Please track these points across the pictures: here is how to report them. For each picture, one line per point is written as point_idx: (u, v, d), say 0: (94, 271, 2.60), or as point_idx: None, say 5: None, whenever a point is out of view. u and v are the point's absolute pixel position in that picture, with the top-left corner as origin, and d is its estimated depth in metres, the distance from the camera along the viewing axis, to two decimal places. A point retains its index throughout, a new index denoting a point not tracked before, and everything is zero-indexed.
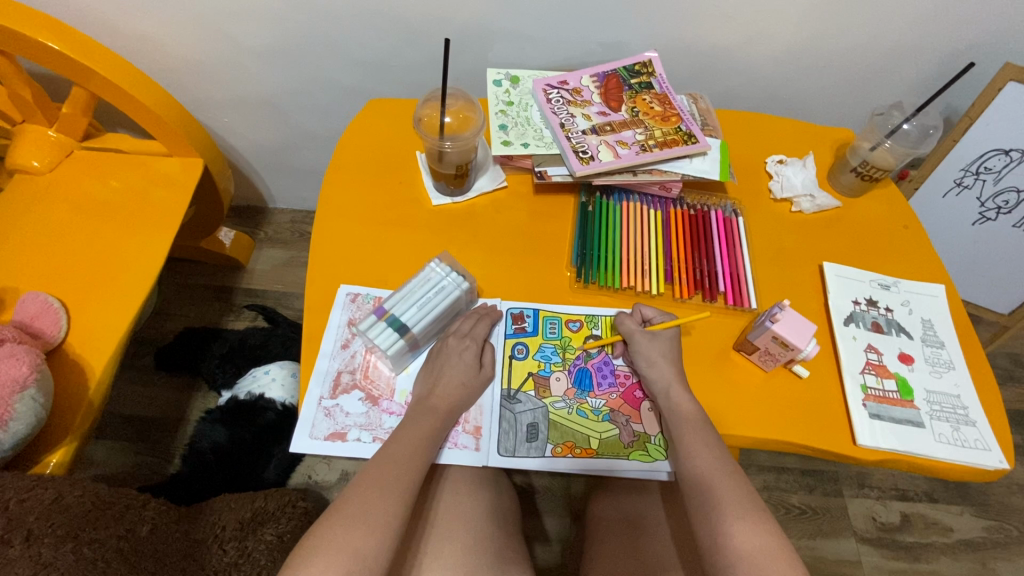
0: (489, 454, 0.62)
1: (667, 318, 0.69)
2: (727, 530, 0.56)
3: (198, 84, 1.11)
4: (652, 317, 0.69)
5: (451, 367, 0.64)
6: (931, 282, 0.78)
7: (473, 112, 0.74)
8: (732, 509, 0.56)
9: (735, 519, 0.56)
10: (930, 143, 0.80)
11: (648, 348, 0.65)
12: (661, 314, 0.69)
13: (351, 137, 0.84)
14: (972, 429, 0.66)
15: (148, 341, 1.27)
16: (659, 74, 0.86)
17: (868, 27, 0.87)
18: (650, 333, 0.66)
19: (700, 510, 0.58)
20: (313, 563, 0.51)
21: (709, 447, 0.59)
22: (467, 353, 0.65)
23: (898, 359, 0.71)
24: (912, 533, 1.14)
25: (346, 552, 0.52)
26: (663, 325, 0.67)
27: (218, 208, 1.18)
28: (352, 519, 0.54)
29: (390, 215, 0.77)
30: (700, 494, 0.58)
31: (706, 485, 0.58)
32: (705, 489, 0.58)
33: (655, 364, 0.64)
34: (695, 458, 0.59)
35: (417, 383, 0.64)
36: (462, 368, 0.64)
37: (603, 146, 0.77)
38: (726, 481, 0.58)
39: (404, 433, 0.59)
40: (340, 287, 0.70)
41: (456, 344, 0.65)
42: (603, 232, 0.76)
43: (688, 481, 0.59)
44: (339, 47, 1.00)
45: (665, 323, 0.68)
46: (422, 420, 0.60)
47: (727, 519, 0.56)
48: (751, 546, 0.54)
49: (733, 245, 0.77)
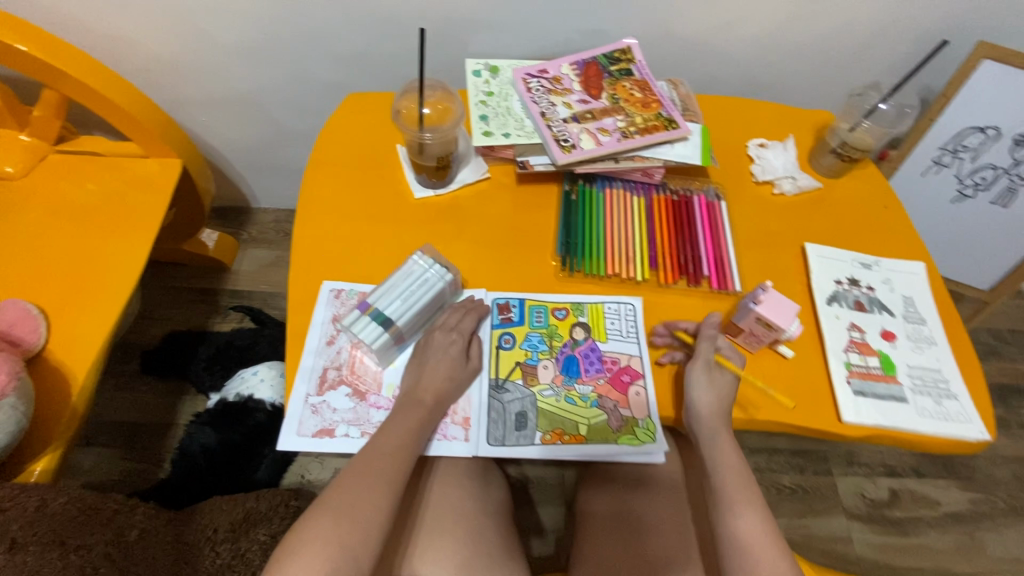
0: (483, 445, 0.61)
1: (735, 358, 0.66)
2: (730, 519, 0.59)
3: (174, 82, 1.10)
4: (729, 351, 0.66)
5: (436, 360, 0.63)
6: (912, 260, 0.79)
7: (452, 102, 0.73)
8: (737, 506, 0.59)
9: (739, 514, 0.59)
10: (907, 121, 0.82)
11: (700, 383, 0.63)
12: (734, 353, 0.66)
13: (330, 131, 0.83)
14: (954, 402, 0.68)
15: (133, 346, 1.25)
16: (639, 60, 0.85)
17: (843, 10, 0.88)
18: (714, 367, 0.64)
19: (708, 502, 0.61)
20: (300, 556, 0.51)
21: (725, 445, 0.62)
22: (453, 347, 0.64)
23: (880, 337, 0.72)
24: (901, 508, 1.16)
25: (330, 546, 0.51)
26: (730, 365, 0.64)
27: (200, 208, 1.17)
28: (340, 512, 0.53)
29: (373, 210, 0.77)
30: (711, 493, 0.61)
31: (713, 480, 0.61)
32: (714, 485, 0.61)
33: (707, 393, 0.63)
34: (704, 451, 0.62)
35: (403, 376, 0.63)
36: (448, 362, 0.63)
37: (584, 134, 0.77)
38: (734, 479, 0.61)
39: (399, 424, 0.59)
40: (324, 283, 0.70)
41: (446, 337, 0.65)
42: (586, 221, 0.77)
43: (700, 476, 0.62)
44: (317, 42, 0.99)
45: (731, 364, 0.64)
46: (409, 414, 0.59)
47: (730, 512, 0.59)
48: (754, 541, 0.57)
49: (715, 229, 0.78)
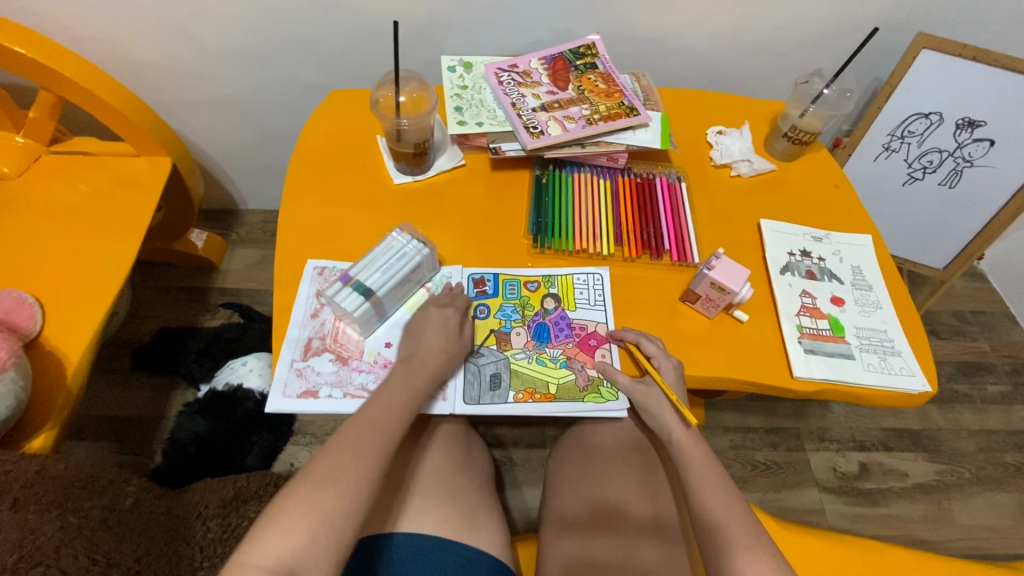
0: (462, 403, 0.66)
1: (665, 362, 0.67)
2: (736, 561, 0.58)
3: (166, 86, 1.14)
4: (652, 351, 0.68)
5: (431, 335, 0.66)
6: (859, 233, 0.85)
7: (426, 92, 0.79)
8: (740, 546, 0.58)
9: (745, 555, 0.58)
10: (848, 104, 0.87)
11: (648, 401, 0.68)
12: (660, 354, 0.67)
13: (314, 124, 0.88)
14: (898, 358, 0.73)
15: (123, 344, 1.28)
16: (603, 55, 0.91)
17: (790, 6, 0.96)
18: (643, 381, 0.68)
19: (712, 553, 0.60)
20: (282, 524, 0.53)
21: (709, 480, 0.64)
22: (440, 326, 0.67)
23: (830, 302, 0.77)
24: (871, 480, 1.21)
25: (306, 512, 0.54)
26: (658, 373, 0.66)
27: (190, 207, 1.21)
28: (323, 480, 0.56)
29: (355, 195, 0.81)
30: (709, 533, 0.61)
31: (716, 526, 0.61)
32: (715, 531, 0.61)
33: (665, 407, 0.67)
34: (704, 499, 0.63)
35: (400, 348, 0.67)
36: (443, 335, 0.67)
37: (552, 121, 0.83)
38: (735, 523, 0.60)
39: (381, 399, 0.62)
40: (308, 261, 0.74)
41: (434, 313, 0.68)
42: (556, 202, 0.82)
43: (701, 525, 0.62)
44: (302, 44, 1.05)
45: (659, 369, 0.67)
46: (403, 383, 0.63)
47: (734, 555, 0.58)
48: None
49: (676, 207, 0.83)
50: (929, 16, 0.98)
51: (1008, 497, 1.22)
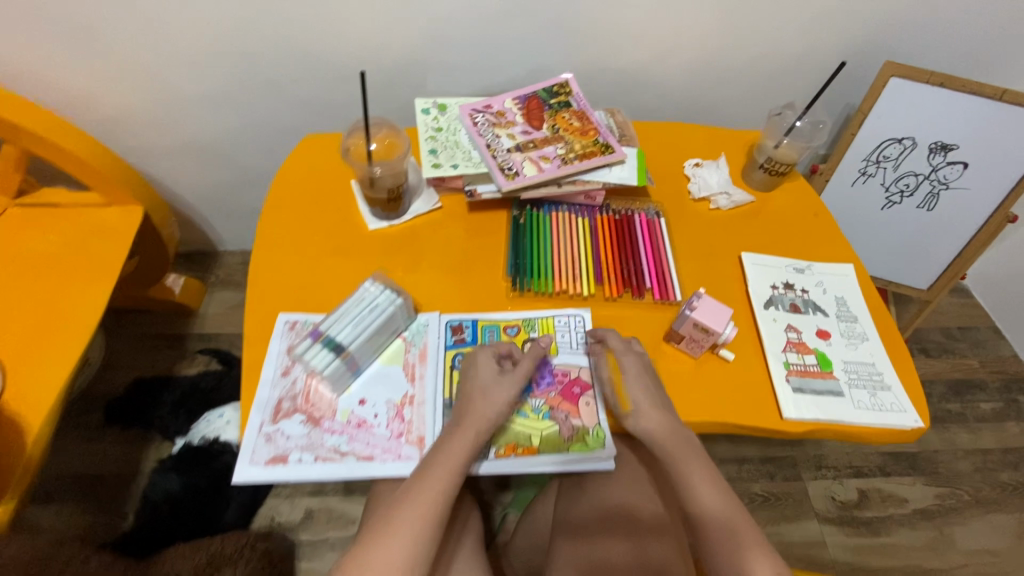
0: (493, 462, 0.63)
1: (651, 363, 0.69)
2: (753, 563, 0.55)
3: (138, 132, 1.13)
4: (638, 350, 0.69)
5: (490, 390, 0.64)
6: (841, 262, 0.85)
7: (398, 138, 0.78)
8: (754, 548, 0.57)
9: (757, 555, 0.56)
10: (823, 135, 0.89)
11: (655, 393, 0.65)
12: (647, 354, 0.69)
13: (287, 171, 0.86)
14: (888, 393, 0.71)
15: (97, 397, 1.24)
16: (577, 93, 0.91)
17: (758, 38, 0.98)
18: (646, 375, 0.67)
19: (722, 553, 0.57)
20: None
21: (706, 475, 0.61)
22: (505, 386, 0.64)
23: (816, 336, 0.76)
24: (870, 508, 1.19)
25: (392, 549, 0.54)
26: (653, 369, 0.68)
27: (165, 254, 1.19)
28: (386, 534, 0.55)
29: (329, 243, 0.79)
30: (721, 530, 0.58)
31: (729, 525, 0.58)
32: (729, 528, 0.58)
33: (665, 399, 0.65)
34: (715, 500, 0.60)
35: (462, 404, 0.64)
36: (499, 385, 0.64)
37: (527, 162, 0.82)
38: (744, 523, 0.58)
39: (443, 449, 0.59)
40: (279, 315, 0.71)
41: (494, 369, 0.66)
42: (534, 242, 0.81)
43: (713, 523, 0.58)
44: (276, 89, 1.04)
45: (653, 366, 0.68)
46: (459, 432, 0.60)
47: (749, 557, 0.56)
48: None
49: (656, 245, 0.82)
50: (894, 44, 1.00)
51: (1010, 519, 1.20)
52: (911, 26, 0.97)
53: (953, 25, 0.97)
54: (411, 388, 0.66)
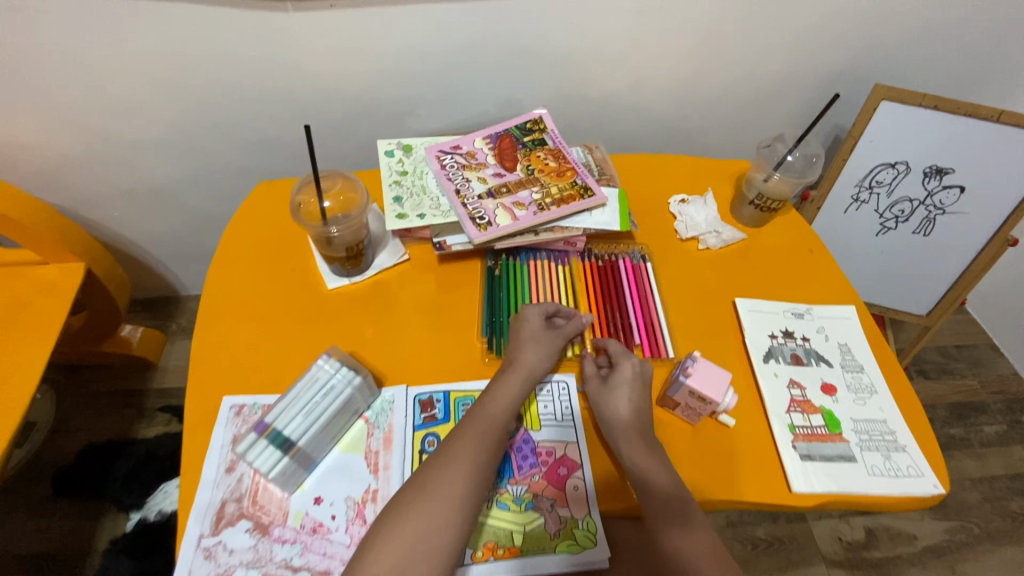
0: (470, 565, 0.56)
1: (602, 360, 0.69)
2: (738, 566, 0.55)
3: (79, 181, 1.04)
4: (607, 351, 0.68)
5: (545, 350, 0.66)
6: (842, 304, 0.79)
7: (355, 190, 0.71)
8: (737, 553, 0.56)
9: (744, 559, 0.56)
10: (817, 169, 0.82)
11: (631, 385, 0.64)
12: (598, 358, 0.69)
13: (236, 226, 0.79)
14: (903, 455, 0.65)
15: (45, 466, 1.13)
16: (551, 129, 0.85)
17: (742, 62, 0.92)
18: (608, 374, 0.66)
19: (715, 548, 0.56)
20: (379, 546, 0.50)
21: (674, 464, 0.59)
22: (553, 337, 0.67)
23: (821, 391, 0.69)
24: (879, 548, 1.13)
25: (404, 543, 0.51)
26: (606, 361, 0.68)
27: (115, 308, 1.09)
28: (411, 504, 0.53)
29: (282, 308, 0.72)
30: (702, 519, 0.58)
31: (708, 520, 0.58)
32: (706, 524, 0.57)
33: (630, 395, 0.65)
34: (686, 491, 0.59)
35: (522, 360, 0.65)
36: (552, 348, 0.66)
37: (499, 209, 0.75)
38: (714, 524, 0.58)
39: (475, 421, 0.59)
40: (224, 398, 0.63)
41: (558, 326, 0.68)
42: (511, 296, 0.74)
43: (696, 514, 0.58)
44: (229, 130, 0.96)
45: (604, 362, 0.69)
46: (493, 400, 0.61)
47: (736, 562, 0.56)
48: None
49: (644, 294, 0.75)
50: (881, 66, 0.96)
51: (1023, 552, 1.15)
52: (898, 46, 0.93)
53: (941, 44, 0.93)
54: (374, 481, 0.59)
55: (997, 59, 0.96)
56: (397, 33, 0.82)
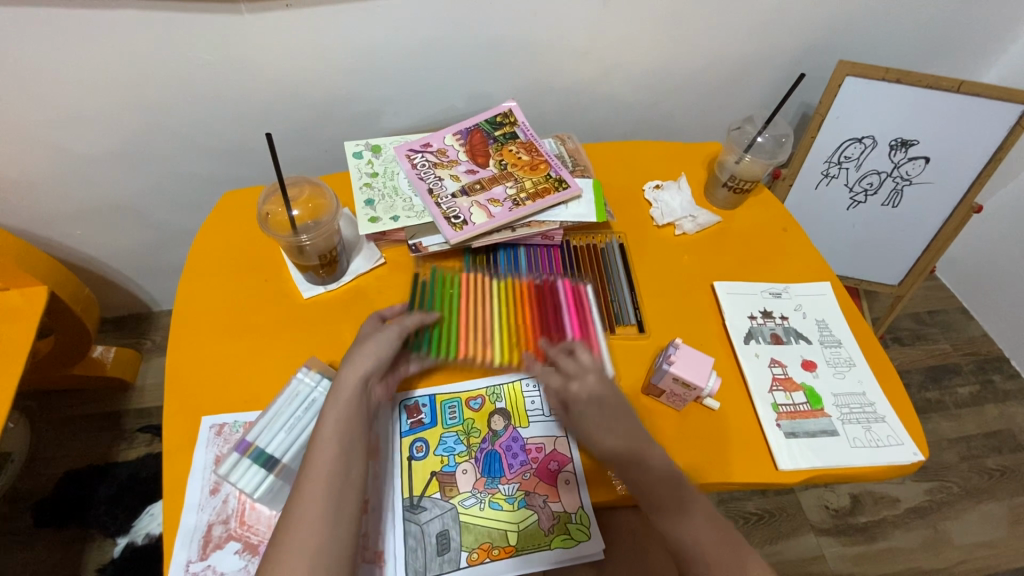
0: (466, 565, 0.56)
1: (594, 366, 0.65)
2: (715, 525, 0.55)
3: (35, 201, 0.99)
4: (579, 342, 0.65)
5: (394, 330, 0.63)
6: (817, 281, 0.80)
7: (323, 196, 0.69)
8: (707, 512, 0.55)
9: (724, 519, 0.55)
10: (786, 150, 0.83)
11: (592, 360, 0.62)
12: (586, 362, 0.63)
13: (205, 239, 0.76)
14: (883, 426, 0.67)
15: (23, 498, 1.09)
16: (522, 122, 0.84)
17: (708, 46, 0.93)
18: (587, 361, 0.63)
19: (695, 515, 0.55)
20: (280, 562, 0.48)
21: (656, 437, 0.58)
22: (390, 332, 0.62)
23: (802, 368, 0.71)
24: (864, 513, 1.16)
25: None
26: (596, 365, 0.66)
27: (84, 329, 1.06)
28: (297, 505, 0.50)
29: (258, 320, 0.70)
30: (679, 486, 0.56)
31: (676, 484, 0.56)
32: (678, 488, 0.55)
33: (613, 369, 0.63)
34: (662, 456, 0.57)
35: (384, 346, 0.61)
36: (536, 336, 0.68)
37: (474, 207, 0.74)
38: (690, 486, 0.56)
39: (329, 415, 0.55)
40: (203, 419, 0.62)
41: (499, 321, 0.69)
42: (440, 308, 0.70)
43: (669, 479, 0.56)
44: (189, 140, 0.93)
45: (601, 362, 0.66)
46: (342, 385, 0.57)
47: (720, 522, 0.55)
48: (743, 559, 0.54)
49: (579, 303, 0.71)
50: (844, 42, 0.97)
51: (999, 506, 1.19)
52: (860, 22, 0.94)
53: (901, 18, 0.94)
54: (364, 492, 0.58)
55: (953, 30, 0.98)
56: (357, 30, 0.80)
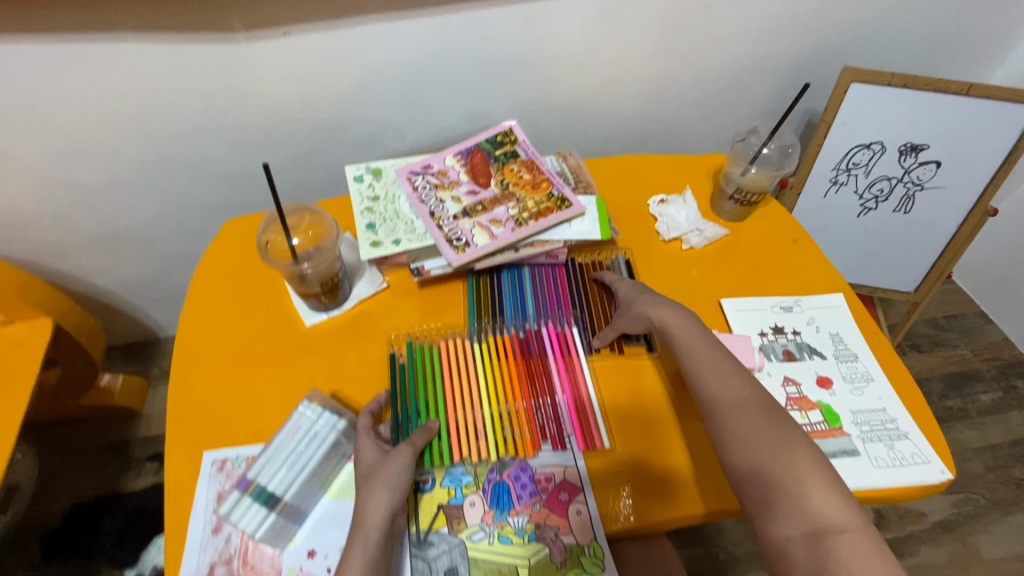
0: None
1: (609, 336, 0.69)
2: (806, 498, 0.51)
3: (39, 233, 0.99)
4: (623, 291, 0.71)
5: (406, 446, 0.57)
6: (830, 292, 0.78)
7: (323, 222, 0.68)
8: (801, 489, 0.51)
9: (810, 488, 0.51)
10: (792, 161, 0.81)
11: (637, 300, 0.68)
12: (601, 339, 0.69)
13: (207, 268, 0.76)
14: (906, 444, 0.64)
15: (31, 531, 1.09)
16: (523, 141, 0.83)
17: (708, 57, 0.92)
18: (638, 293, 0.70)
19: (759, 443, 0.55)
20: None
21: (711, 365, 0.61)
22: (398, 458, 0.56)
23: (817, 385, 0.68)
24: (889, 529, 1.13)
25: None
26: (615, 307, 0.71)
27: (90, 359, 1.05)
28: None
29: (260, 350, 0.69)
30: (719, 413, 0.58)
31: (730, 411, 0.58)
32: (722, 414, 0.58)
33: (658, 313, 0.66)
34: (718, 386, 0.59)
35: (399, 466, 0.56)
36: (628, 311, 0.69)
37: (476, 229, 0.73)
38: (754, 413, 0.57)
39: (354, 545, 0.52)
40: (204, 455, 0.60)
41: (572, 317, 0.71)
42: (420, 379, 0.65)
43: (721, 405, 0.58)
44: (191, 168, 0.93)
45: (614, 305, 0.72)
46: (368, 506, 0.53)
47: (801, 482, 0.52)
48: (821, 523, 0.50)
49: (568, 360, 0.67)
50: (847, 48, 0.95)
51: None
52: (863, 27, 0.92)
53: (904, 21, 0.93)
54: None
55: (958, 31, 0.97)
56: (355, 54, 0.80)
